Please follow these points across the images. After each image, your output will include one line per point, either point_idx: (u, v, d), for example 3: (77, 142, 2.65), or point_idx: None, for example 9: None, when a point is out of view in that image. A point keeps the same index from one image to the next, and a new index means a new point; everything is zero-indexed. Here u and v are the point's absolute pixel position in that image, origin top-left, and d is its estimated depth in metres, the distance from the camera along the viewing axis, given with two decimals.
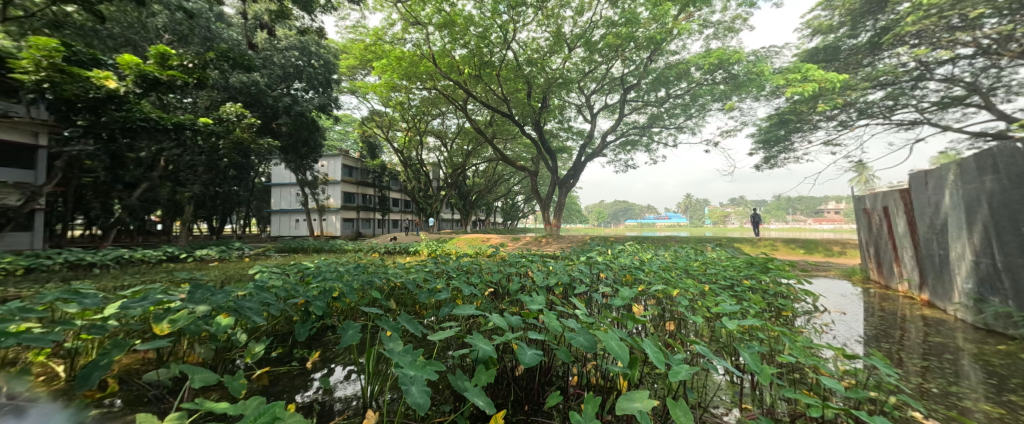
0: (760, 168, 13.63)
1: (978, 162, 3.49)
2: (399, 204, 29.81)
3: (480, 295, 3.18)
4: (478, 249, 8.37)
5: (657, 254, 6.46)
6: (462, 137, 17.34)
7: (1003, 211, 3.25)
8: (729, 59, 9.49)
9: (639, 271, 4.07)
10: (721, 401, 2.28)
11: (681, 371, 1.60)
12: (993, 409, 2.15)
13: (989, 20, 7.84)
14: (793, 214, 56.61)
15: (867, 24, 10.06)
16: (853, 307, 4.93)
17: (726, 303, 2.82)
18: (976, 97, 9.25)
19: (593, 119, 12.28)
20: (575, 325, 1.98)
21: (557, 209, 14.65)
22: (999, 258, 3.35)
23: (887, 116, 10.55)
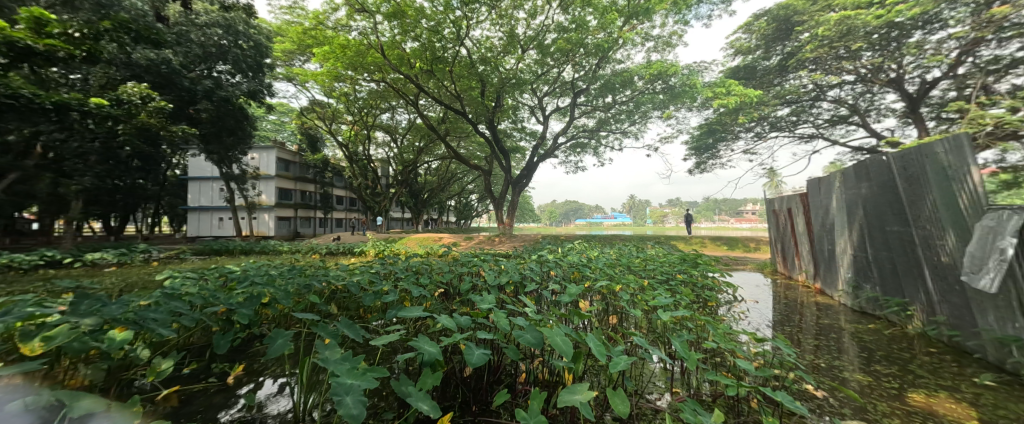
0: (693, 172, 15.00)
1: (857, 171, 4.17)
2: (343, 201, 27.95)
3: (429, 296, 3.10)
4: (429, 249, 8.15)
5: (603, 252, 6.81)
6: (414, 133, 16.71)
7: (873, 212, 3.91)
8: (667, 71, 10.28)
9: (585, 268, 4.26)
10: (655, 388, 2.47)
11: (620, 362, 1.71)
12: (863, 378, 2.60)
13: (865, 53, 9.42)
14: (720, 215, 63.06)
15: (778, 48, 11.54)
16: (765, 296, 5.62)
17: (662, 297, 3.06)
18: (856, 117, 11.07)
19: (546, 120, 12.54)
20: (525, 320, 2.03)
21: (510, 209, 14.72)
22: (869, 251, 4.05)
23: (792, 130, 12.22)
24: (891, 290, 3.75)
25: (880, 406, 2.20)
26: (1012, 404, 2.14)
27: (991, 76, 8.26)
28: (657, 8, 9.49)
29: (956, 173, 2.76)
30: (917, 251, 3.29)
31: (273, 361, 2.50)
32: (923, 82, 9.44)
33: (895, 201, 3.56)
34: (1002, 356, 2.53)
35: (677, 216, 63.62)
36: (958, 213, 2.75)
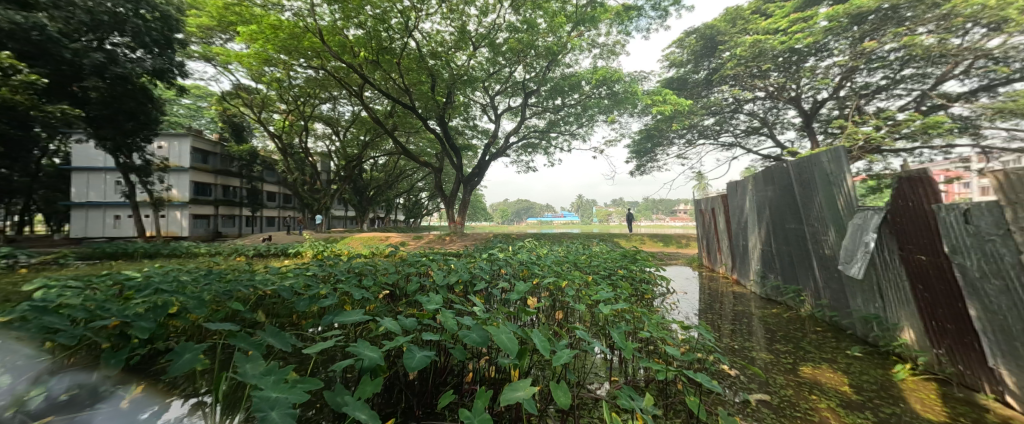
0: (634, 174, 16.05)
1: (765, 176, 4.78)
2: (276, 198, 25.40)
3: (373, 298, 2.95)
4: (373, 249, 7.72)
5: (552, 250, 7.02)
6: (358, 126, 15.68)
7: (776, 212, 4.52)
8: (611, 77, 10.82)
9: (534, 265, 4.33)
10: (596, 378, 2.62)
11: (563, 356, 1.77)
12: (767, 356, 2.99)
13: (773, 73, 10.85)
14: (658, 215, 68.36)
15: (704, 64, 12.82)
16: (692, 288, 6.21)
17: (603, 291, 3.25)
18: (766, 129, 12.69)
19: (497, 119, 12.55)
20: (473, 319, 2.03)
21: (461, 207, 14.54)
22: (773, 245, 4.69)
23: (716, 138, 13.64)
24: (789, 278, 4.38)
25: (779, 380, 2.56)
26: (872, 370, 2.63)
27: (863, 100, 9.99)
28: (602, 17, 9.99)
29: (836, 179, 3.28)
30: (807, 245, 3.88)
31: (183, 379, 2.20)
32: (815, 102, 11.11)
33: (792, 202, 4.14)
34: (866, 331, 3.09)
35: (620, 215, 67.73)
36: (837, 212, 3.29)
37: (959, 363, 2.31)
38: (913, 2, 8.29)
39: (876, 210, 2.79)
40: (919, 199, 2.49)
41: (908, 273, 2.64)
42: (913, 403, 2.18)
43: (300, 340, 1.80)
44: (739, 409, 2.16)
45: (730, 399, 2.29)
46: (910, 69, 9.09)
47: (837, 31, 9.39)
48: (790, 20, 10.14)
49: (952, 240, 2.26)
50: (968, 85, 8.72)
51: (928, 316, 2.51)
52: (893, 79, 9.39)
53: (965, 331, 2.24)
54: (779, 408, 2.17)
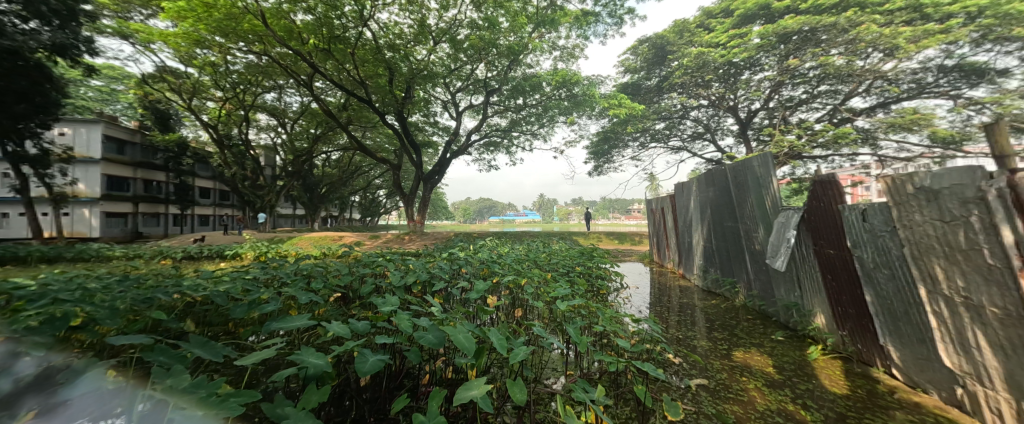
0: (592, 174, 16.63)
1: (707, 178, 5.17)
2: (211, 194, 23.00)
3: (322, 302, 2.78)
4: (324, 249, 7.26)
5: (513, 248, 7.08)
6: (308, 118, 14.64)
7: (716, 211, 4.92)
8: (571, 80, 11.07)
9: (494, 264, 4.33)
10: (552, 373, 2.70)
11: (519, 353, 1.80)
12: (706, 344, 3.26)
13: (715, 84, 11.82)
14: (614, 214, 71.48)
15: (656, 72, 13.56)
16: (644, 282, 6.59)
17: (561, 289, 3.34)
18: (709, 134, 13.76)
19: (458, 117, 12.35)
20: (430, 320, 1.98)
21: (421, 206, 14.16)
22: (713, 241, 5.12)
23: (666, 142, 14.54)
24: (726, 272, 4.80)
25: (716, 365, 2.80)
26: (792, 352, 2.97)
27: (788, 111, 11.18)
28: (562, 20, 10.18)
29: (765, 182, 3.64)
30: (740, 241, 4.29)
31: None
32: (749, 111, 12.25)
33: (729, 202, 4.54)
34: (787, 317, 3.48)
35: (580, 214, 69.94)
36: (765, 212, 3.66)
37: (858, 343, 2.68)
38: (828, 26, 9.44)
39: (796, 209, 3.15)
40: (828, 200, 2.84)
41: (820, 265, 3.00)
42: (823, 378, 2.49)
43: (235, 349, 1.64)
44: (680, 394, 2.34)
45: (674, 385, 2.47)
46: (824, 85, 10.34)
47: (767, 48, 10.41)
48: (729, 36, 11.09)
49: (853, 236, 2.61)
50: (869, 102, 10.10)
51: (835, 303, 2.89)
52: (812, 94, 10.63)
53: (861, 314, 2.61)
54: (715, 391, 2.39)
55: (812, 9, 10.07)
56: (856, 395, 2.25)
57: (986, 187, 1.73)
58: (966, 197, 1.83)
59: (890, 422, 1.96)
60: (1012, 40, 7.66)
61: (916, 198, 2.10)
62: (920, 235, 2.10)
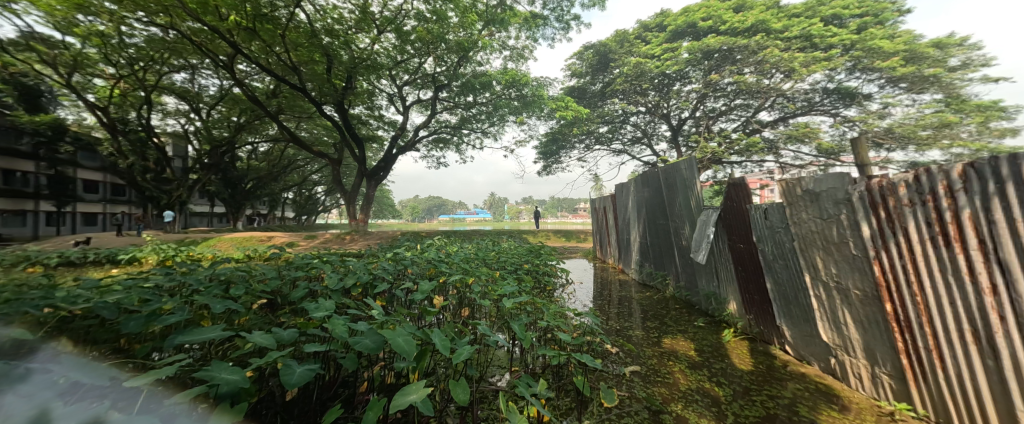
0: (542, 174, 17.05)
1: (643, 179, 5.56)
2: (99, 188, 19.38)
3: (243, 310, 2.49)
4: (248, 251, 6.51)
5: (461, 247, 6.98)
6: (228, 104, 13.00)
7: (651, 210, 5.32)
8: (520, 80, 11.18)
9: (440, 263, 4.22)
10: (497, 370, 2.72)
11: (463, 352, 1.78)
12: (639, 333, 3.52)
13: (651, 92, 12.79)
14: (562, 213, 74.01)
15: (599, 78, 14.25)
16: (588, 278, 6.93)
17: (507, 287, 3.37)
18: (647, 139, 14.83)
19: (405, 111, 11.80)
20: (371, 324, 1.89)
21: (364, 204, 13.37)
22: (648, 238, 5.56)
23: (609, 144, 15.39)
24: (659, 266, 5.24)
25: (647, 351, 3.05)
26: (710, 335, 3.33)
27: (711, 121, 12.48)
28: (511, 21, 10.22)
29: (690, 183, 4.02)
30: (670, 238, 4.72)
31: None
32: (680, 119, 13.46)
33: (661, 202, 4.94)
34: (706, 305, 3.90)
35: (530, 212, 71.37)
36: (691, 211, 4.04)
37: (761, 324, 3.10)
38: (741, 47, 10.72)
39: (714, 209, 3.53)
40: (738, 201, 3.22)
41: (733, 258, 3.41)
42: (734, 357, 2.83)
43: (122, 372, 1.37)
44: (617, 382, 2.50)
45: (610, 373, 2.63)
46: (739, 99, 11.73)
47: (694, 62, 11.51)
48: (662, 49, 12.08)
49: (758, 232, 3.00)
50: (774, 116, 11.67)
51: (743, 290, 3.31)
52: (729, 107, 11.99)
53: (763, 300, 3.03)
54: (646, 376, 2.58)
55: (730, 31, 11.36)
56: (758, 369, 2.59)
57: (853, 190, 2.09)
58: (838, 199, 2.20)
59: (783, 391, 2.28)
60: (874, 70, 9.89)
61: (803, 199, 2.47)
62: (806, 230, 2.47)
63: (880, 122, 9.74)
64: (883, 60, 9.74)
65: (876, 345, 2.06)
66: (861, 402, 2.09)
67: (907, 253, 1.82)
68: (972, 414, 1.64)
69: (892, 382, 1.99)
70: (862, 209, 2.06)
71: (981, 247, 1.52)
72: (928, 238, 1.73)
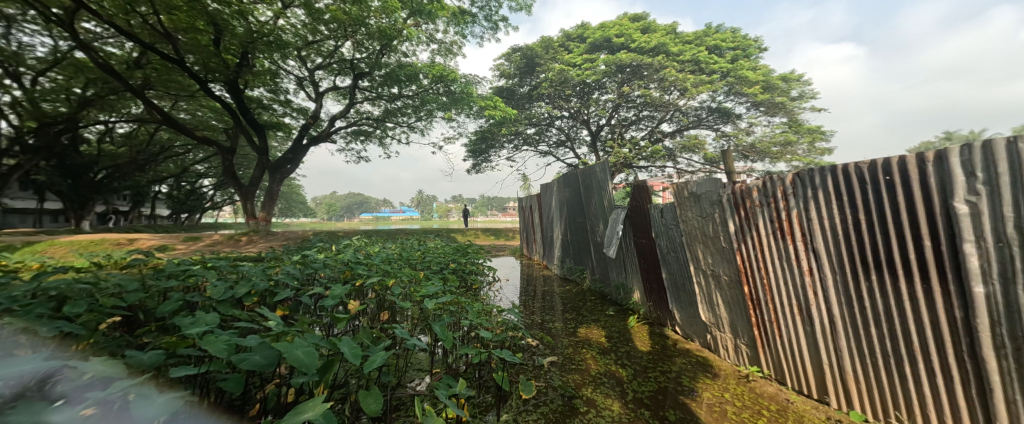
0: (471, 172, 16.94)
1: (564, 180, 5.89)
2: None
3: (83, 333, 1.96)
4: (98, 257, 5.17)
5: (383, 247, 6.54)
6: (67, 71, 10.11)
7: (571, 208, 5.67)
8: (448, 76, 10.84)
9: (358, 264, 3.86)
10: (416, 374, 2.63)
11: (376, 359, 1.65)
12: (559, 325, 3.73)
13: (574, 98, 13.63)
14: (492, 211, 74.55)
15: (527, 80, 14.68)
16: (514, 275, 7.11)
17: (430, 287, 3.25)
18: (570, 142, 15.77)
19: (317, 98, 10.58)
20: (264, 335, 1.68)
21: (266, 200, 11.69)
22: (569, 235, 5.93)
23: (536, 146, 15.97)
24: (578, 261, 5.63)
25: (564, 341, 3.25)
26: (619, 322, 3.69)
27: (624, 128, 13.83)
28: (439, 14, 9.87)
29: (603, 184, 4.38)
30: (587, 235, 5.10)
31: None
32: (598, 126, 14.62)
33: (579, 202, 5.30)
34: (616, 295, 4.32)
35: (459, 211, 70.64)
36: (604, 210, 4.41)
37: (658, 309, 3.53)
38: (647, 65, 12.10)
39: (622, 208, 3.90)
40: (641, 201, 3.60)
41: (637, 252, 3.82)
42: (636, 340, 3.18)
43: None
44: (535, 374, 2.60)
45: (530, 366, 2.74)
46: (646, 111, 13.20)
47: (609, 74, 12.57)
48: (582, 59, 13.03)
49: (656, 229, 3.40)
50: (673, 128, 13.37)
51: (645, 280, 3.72)
52: (638, 117, 13.44)
53: (659, 288, 3.45)
54: (563, 365, 2.75)
55: (638, 49, 12.73)
56: (654, 348, 2.96)
57: (723, 193, 2.51)
58: (713, 200, 2.61)
59: (672, 366, 2.64)
60: (744, 95, 12.01)
61: (688, 200, 2.88)
62: (691, 227, 2.87)
63: (748, 138, 11.88)
64: (750, 87, 11.91)
65: (738, 321, 2.51)
66: (727, 369, 2.54)
67: (757, 246, 2.27)
68: (798, 367, 2.11)
69: (747, 350, 2.46)
70: (728, 209, 2.49)
71: (804, 239, 1.97)
72: (772, 233, 2.16)
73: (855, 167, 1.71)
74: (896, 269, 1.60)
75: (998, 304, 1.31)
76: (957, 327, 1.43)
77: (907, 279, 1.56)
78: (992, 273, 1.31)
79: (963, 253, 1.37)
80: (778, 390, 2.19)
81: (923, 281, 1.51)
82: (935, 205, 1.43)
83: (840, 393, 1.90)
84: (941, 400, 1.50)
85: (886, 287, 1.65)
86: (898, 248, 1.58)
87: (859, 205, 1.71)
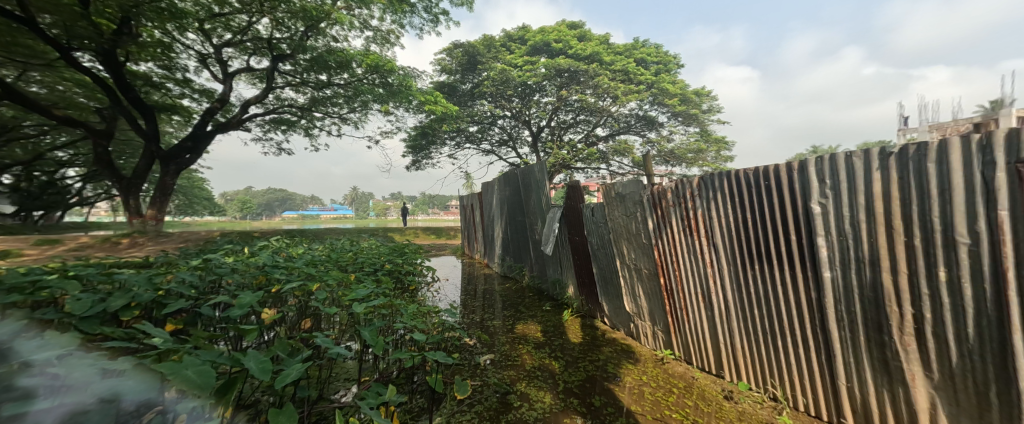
0: (410, 169, 16.25)
1: (505, 179, 5.93)
2: None
3: None
4: None
5: (308, 248, 5.95)
6: None
7: (512, 207, 5.73)
8: (384, 66, 10.14)
9: (276, 268, 3.42)
10: (341, 385, 2.44)
11: (291, 373, 1.48)
12: (498, 323, 3.74)
13: (516, 99, 13.82)
14: (433, 209, 72.59)
15: (469, 78, 14.49)
16: (455, 274, 7.00)
17: (361, 290, 3.02)
18: (512, 142, 15.97)
19: (226, 79, 9.20)
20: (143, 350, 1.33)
21: (157, 196, 9.90)
22: (509, 234, 6.01)
23: (478, 144, 15.88)
24: (518, 259, 5.72)
25: (502, 339, 3.28)
26: (554, 317, 3.83)
27: (563, 131, 14.45)
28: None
29: (541, 184, 4.50)
30: (527, 234, 5.20)
31: None
32: (538, 127, 15.05)
33: (519, 200, 5.38)
34: (553, 291, 4.48)
35: (397, 208, 67.39)
36: (542, 208, 4.53)
37: (589, 303, 3.75)
38: (583, 72, 12.78)
39: (559, 208, 4.04)
40: (575, 200, 3.77)
41: (571, 249, 4.00)
42: (569, 333, 3.34)
43: None
44: (472, 373, 2.59)
45: (466, 366, 2.71)
46: (582, 115, 13.93)
47: (549, 77, 13.01)
48: (523, 61, 13.28)
49: (588, 226, 3.59)
50: (607, 132, 14.29)
51: (578, 276, 3.92)
52: (575, 120, 14.12)
53: (591, 283, 3.66)
54: (499, 362, 2.77)
55: (575, 56, 13.37)
56: (585, 340, 3.13)
57: (643, 193, 2.74)
58: (635, 200, 2.84)
59: (600, 355, 2.82)
60: (665, 106, 13.30)
61: (615, 200, 3.09)
62: (617, 225, 3.09)
63: (669, 145, 13.14)
64: (670, 99, 13.23)
65: (655, 309, 2.77)
66: (646, 354, 2.79)
67: (671, 242, 2.53)
68: (700, 347, 2.40)
69: (662, 335, 2.74)
70: (647, 208, 2.73)
71: (706, 235, 2.24)
72: (682, 229, 2.42)
73: (745, 173, 2.00)
74: (772, 259, 1.90)
75: (839, 285, 1.64)
76: (812, 306, 1.75)
77: (779, 267, 1.87)
78: (835, 261, 1.64)
79: (817, 246, 1.68)
80: (686, 369, 2.46)
81: (790, 268, 1.82)
82: (799, 206, 1.74)
83: (731, 367, 2.21)
84: (801, 365, 1.84)
85: (764, 274, 1.95)
86: (773, 242, 1.89)
87: (747, 205, 2.00)
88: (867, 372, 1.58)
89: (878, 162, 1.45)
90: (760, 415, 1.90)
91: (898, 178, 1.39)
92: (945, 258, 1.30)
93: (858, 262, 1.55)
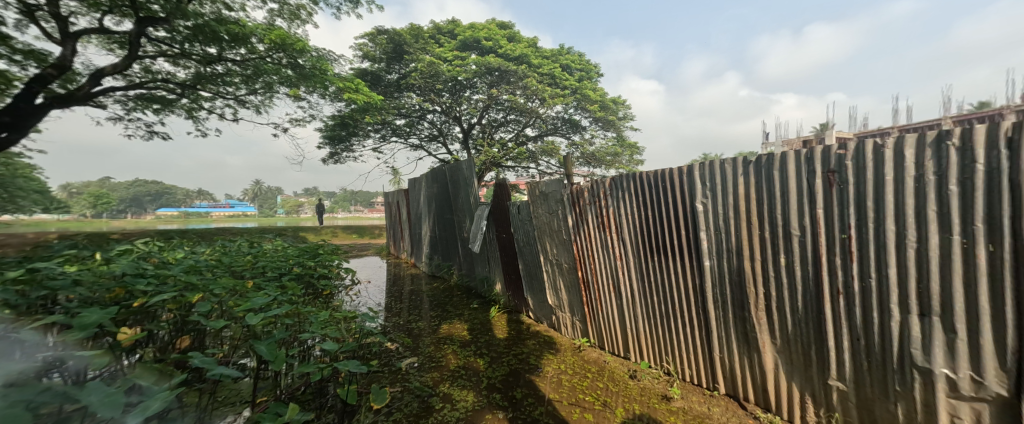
0: (327, 162, 14.75)
1: (432, 174, 5.71)
2: None
3: None
4: None
5: (193, 252, 4.98)
6: None
7: (440, 204, 5.56)
8: (293, 45, 8.92)
9: (140, 277, 2.77)
10: (233, 409, 2.10)
11: (155, 403, 1.16)
12: (424, 325, 3.59)
13: (445, 94, 13.45)
14: (355, 207, 67.25)
15: (395, 67, 13.67)
16: (379, 276, 6.57)
17: (259, 298, 2.63)
18: (442, 138, 15.53)
19: (65, 39, 7.17)
20: None
21: None
22: (437, 231, 5.82)
23: (406, 138, 15.10)
24: (446, 257, 5.59)
25: (427, 341, 3.16)
26: (480, 314, 3.82)
27: (493, 129, 14.56)
28: None
29: (469, 181, 4.44)
30: (455, 231, 5.11)
31: None
32: (469, 124, 14.89)
33: (448, 197, 5.25)
34: (480, 288, 4.47)
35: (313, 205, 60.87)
36: (471, 205, 4.48)
37: (515, 298, 3.84)
38: (513, 73, 13.00)
39: (486, 205, 4.03)
40: (502, 198, 3.80)
41: (498, 245, 4.04)
42: (495, 329, 3.37)
43: None
44: (393, 379, 2.44)
45: (385, 372, 2.55)
46: (513, 115, 14.20)
47: (479, 75, 12.99)
48: (452, 55, 12.98)
49: (514, 224, 3.66)
50: (535, 133, 14.79)
51: (506, 272, 3.97)
52: (505, 120, 14.34)
53: (517, 278, 3.75)
54: (422, 365, 2.66)
55: (504, 55, 13.52)
56: (510, 335, 3.19)
57: (564, 192, 2.89)
58: (558, 199, 2.97)
59: (523, 348, 2.90)
60: (587, 111, 14.28)
61: (539, 198, 3.20)
62: (542, 222, 3.20)
63: (590, 148, 14.13)
64: (591, 105, 14.22)
65: (573, 301, 2.96)
66: (565, 343, 2.96)
67: (588, 238, 2.71)
68: (611, 333, 2.63)
69: (579, 324, 2.93)
70: (568, 206, 2.88)
71: (617, 230, 2.45)
72: (597, 226, 2.61)
73: (647, 175, 2.22)
74: (667, 251, 2.16)
75: (714, 272, 1.93)
76: (696, 291, 2.03)
77: (672, 258, 2.13)
78: (711, 251, 1.93)
79: (699, 239, 1.95)
80: (599, 354, 2.68)
81: (680, 258, 2.09)
82: (687, 204, 2.00)
83: (635, 348, 2.46)
84: (688, 341, 2.12)
85: (661, 265, 2.21)
86: (668, 235, 2.14)
87: (648, 203, 2.23)
88: (733, 343, 1.89)
89: (742, 168, 1.74)
90: (656, 388, 2.16)
91: (755, 182, 1.70)
92: (784, 247, 1.62)
93: (728, 252, 1.85)
